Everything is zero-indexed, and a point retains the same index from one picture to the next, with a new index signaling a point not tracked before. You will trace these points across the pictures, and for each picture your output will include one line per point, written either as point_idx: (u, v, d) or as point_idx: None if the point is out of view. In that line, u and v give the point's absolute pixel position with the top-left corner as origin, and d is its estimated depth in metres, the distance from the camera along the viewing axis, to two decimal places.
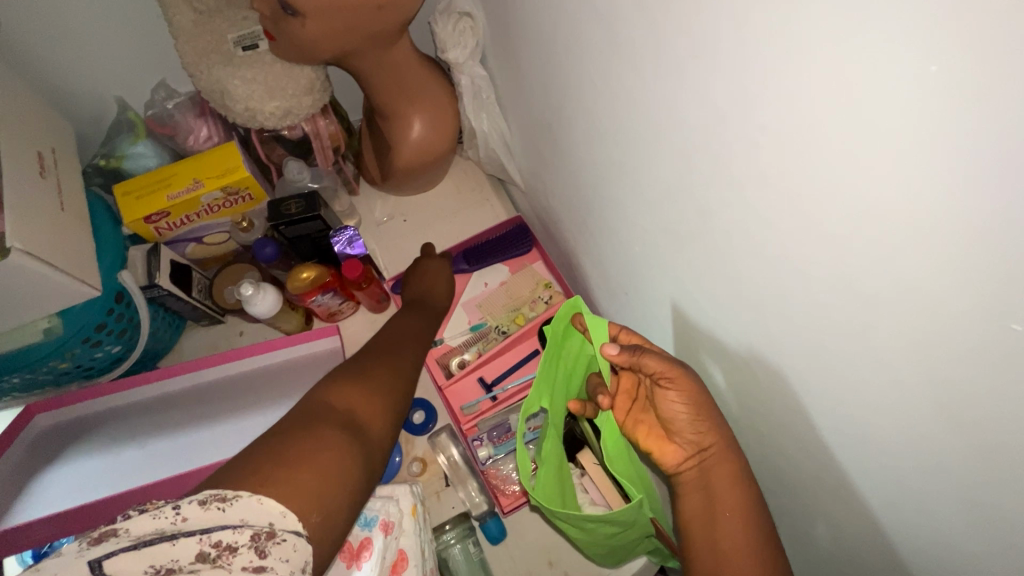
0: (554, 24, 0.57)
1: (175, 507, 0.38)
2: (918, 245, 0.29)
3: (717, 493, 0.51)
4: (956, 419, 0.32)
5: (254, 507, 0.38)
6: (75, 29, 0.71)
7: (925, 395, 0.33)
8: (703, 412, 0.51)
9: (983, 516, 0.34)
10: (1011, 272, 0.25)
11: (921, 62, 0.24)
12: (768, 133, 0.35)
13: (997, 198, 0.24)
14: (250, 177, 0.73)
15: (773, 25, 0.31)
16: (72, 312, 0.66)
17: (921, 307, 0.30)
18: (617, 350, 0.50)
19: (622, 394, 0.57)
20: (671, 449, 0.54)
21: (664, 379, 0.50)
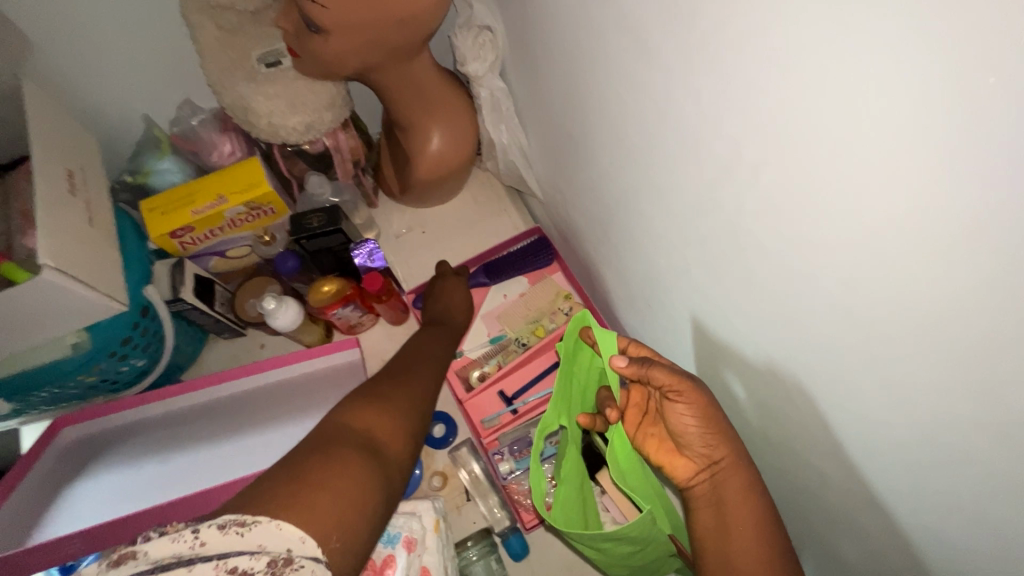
0: (574, 35, 0.56)
1: (194, 531, 0.38)
2: (962, 271, 0.27)
3: (730, 509, 0.49)
4: (1004, 451, 0.30)
5: (272, 532, 0.38)
6: (105, 51, 0.72)
7: (973, 427, 0.31)
8: (714, 424, 0.49)
9: None
10: None
11: (978, 73, 0.22)
12: (804, 151, 0.33)
13: None
14: (272, 192, 0.74)
15: (806, 34, 0.29)
16: (98, 327, 0.67)
17: (962, 332, 0.29)
18: (626, 362, 0.49)
19: (633, 408, 0.56)
20: (682, 462, 0.52)
21: (673, 392, 0.49)
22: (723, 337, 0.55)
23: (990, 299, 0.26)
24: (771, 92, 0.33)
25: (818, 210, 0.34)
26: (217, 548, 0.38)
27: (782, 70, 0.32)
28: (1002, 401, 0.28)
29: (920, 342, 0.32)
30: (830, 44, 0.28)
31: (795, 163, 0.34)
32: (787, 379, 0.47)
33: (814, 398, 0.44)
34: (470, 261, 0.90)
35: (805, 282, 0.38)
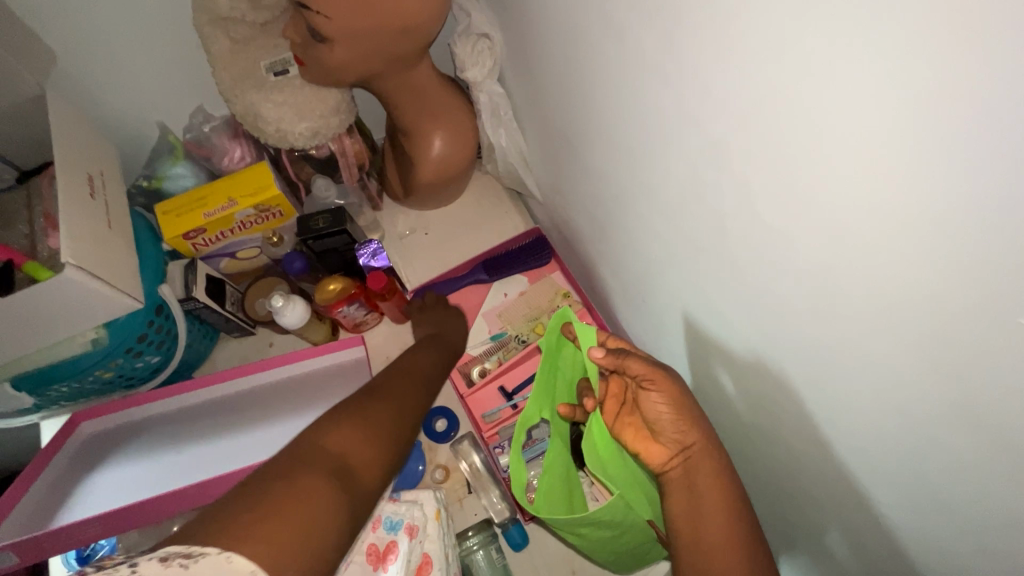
0: (567, 40, 0.59)
1: (132, 565, 0.35)
2: (920, 250, 0.29)
3: (701, 492, 0.51)
4: (967, 424, 0.32)
5: (219, 565, 0.35)
6: (123, 62, 0.76)
7: (939, 402, 0.33)
8: (685, 411, 0.51)
9: (1002, 525, 0.33)
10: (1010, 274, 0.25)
11: (914, 67, 0.25)
12: (775, 143, 0.35)
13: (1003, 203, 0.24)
14: (280, 195, 0.77)
15: (772, 33, 0.32)
16: (116, 324, 0.70)
17: (921, 309, 0.31)
18: (603, 353, 0.52)
19: (612, 399, 0.57)
20: (655, 449, 0.53)
21: (647, 380, 0.52)
22: (712, 328, 0.56)
23: (943, 276, 0.28)
24: (748, 83, 0.35)
25: (791, 198, 0.36)
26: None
27: (757, 66, 0.34)
28: (960, 377, 0.30)
29: (887, 321, 0.33)
30: (794, 41, 0.30)
31: (771, 154, 0.36)
32: (771, 368, 0.48)
33: (795, 385, 0.46)
34: (470, 260, 0.93)
35: (782, 269, 0.40)
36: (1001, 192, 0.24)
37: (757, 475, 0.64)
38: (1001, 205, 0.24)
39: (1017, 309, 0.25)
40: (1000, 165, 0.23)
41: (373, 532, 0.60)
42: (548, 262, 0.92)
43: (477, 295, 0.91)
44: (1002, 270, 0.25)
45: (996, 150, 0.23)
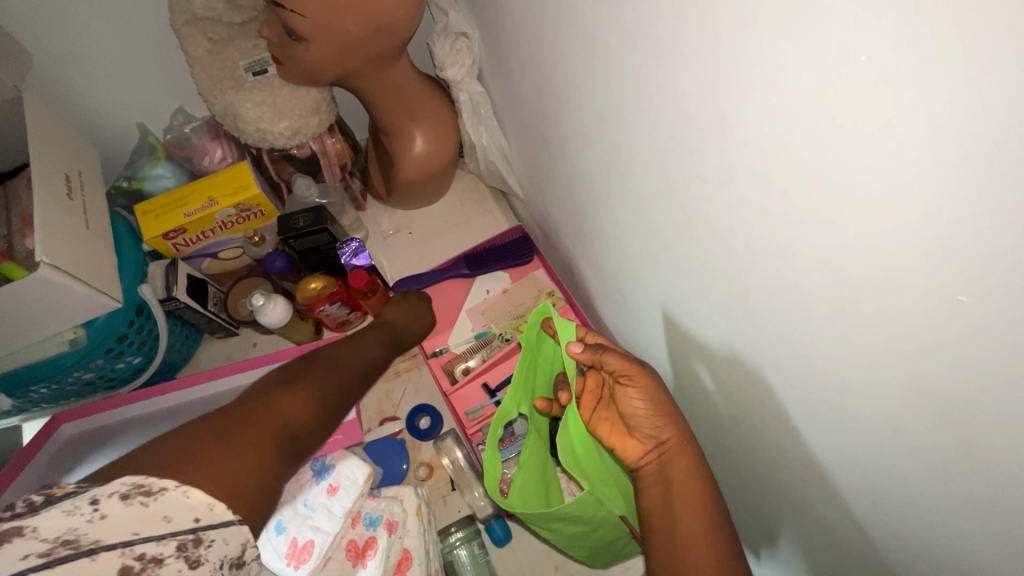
0: (541, 36, 0.60)
1: (93, 504, 0.37)
2: (870, 233, 0.29)
3: (675, 486, 0.51)
4: (923, 404, 0.32)
5: (180, 500, 0.39)
6: (102, 63, 0.76)
7: (894, 384, 0.33)
8: (662, 406, 0.51)
9: (959, 505, 0.34)
10: (955, 250, 0.25)
11: (851, 53, 0.26)
12: (733, 127, 0.36)
13: (938, 176, 0.25)
14: (260, 194, 0.77)
15: (727, 20, 0.33)
16: (95, 325, 0.70)
17: (872, 289, 0.31)
18: (581, 348, 0.51)
19: (588, 394, 0.56)
20: (631, 445, 0.53)
21: (624, 376, 0.51)
22: (686, 320, 0.57)
23: (890, 255, 0.29)
24: (709, 68, 0.36)
25: (751, 184, 0.37)
26: (120, 528, 0.37)
27: (719, 53, 0.34)
28: (913, 356, 0.31)
29: (842, 304, 0.34)
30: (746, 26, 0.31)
31: (733, 138, 0.37)
32: (742, 358, 0.49)
33: (765, 373, 0.46)
34: (453, 258, 0.93)
35: (746, 255, 0.41)
36: (935, 169, 0.25)
37: (734, 468, 0.64)
38: (932, 180, 0.25)
39: (959, 285, 0.26)
40: (932, 142, 0.24)
41: (352, 528, 0.60)
42: (531, 260, 0.92)
43: (459, 292, 0.92)
44: (942, 247, 0.26)
45: (928, 129, 0.24)
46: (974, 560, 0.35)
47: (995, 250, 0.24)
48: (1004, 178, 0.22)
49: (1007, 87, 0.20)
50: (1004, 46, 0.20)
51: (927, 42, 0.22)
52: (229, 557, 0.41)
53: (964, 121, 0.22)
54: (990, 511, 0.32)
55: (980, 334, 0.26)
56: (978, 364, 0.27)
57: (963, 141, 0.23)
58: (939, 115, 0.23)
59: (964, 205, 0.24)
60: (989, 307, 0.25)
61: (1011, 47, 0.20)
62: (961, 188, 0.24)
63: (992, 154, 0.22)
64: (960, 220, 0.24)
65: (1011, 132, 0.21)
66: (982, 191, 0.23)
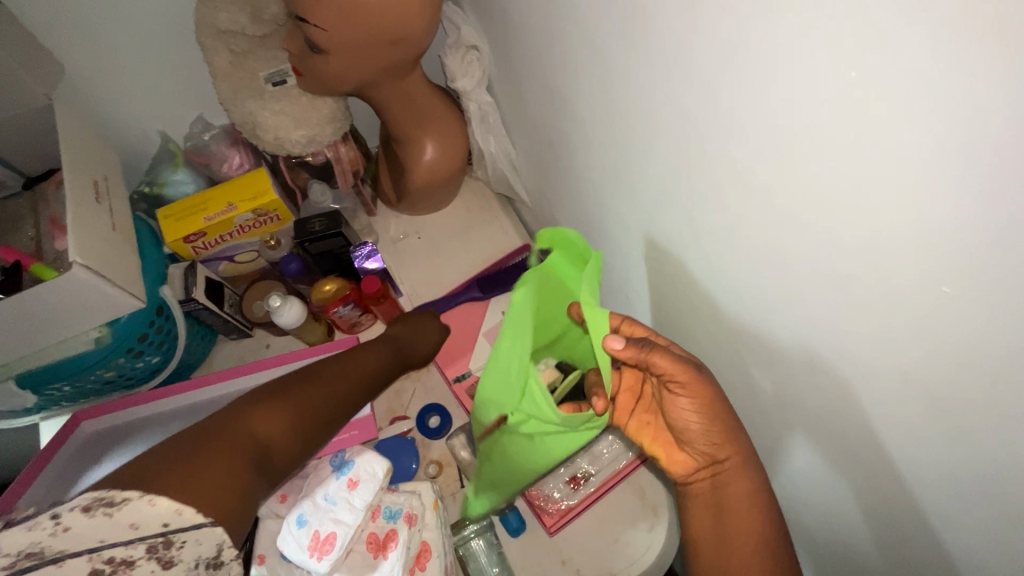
0: (549, 49, 0.63)
1: (53, 518, 0.38)
2: (870, 229, 0.33)
3: (730, 505, 0.52)
4: (919, 385, 0.35)
5: (144, 508, 0.39)
6: (130, 74, 0.80)
7: (888, 368, 0.37)
8: (719, 424, 0.51)
9: (956, 482, 0.37)
10: (954, 244, 0.28)
11: (845, 70, 0.29)
12: (738, 131, 0.39)
13: (940, 178, 0.27)
14: (278, 200, 0.80)
15: (734, 32, 0.36)
16: (119, 324, 0.72)
17: (874, 279, 0.34)
18: (622, 345, 0.48)
19: (626, 392, 0.60)
20: (680, 458, 0.56)
21: (676, 383, 0.50)
22: (690, 318, 0.60)
23: (890, 247, 0.32)
24: (711, 77, 0.39)
25: (756, 184, 0.40)
26: (84, 538, 0.38)
27: (722, 64, 0.38)
28: (912, 339, 0.34)
29: (843, 295, 0.37)
30: (753, 42, 0.35)
31: (738, 141, 0.40)
32: (749, 350, 0.52)
33: (773, 362, 0.49)
34: (467, 279, 0.96)
35: (751, 254, 0.44)
36: (926, 170, 0.28)
37: None
38: (923, 182, 0.28)
39: (943, 278, 0.30)
40: (925, 144, 0.27)
41: (373, 521, 0.63)
42: None
43: (474, 313, 0.93)
44: (935, 239, 0.29)
45: (916, 133, 0.27)
46: (971, 533, 0.38)
47: (982, 243, 0.27)
48: (990, 177, 0.25)
49: (986, 95, 0.24)
50: (988, 60, 0.23)
51: (915, 59, 0.26)
52: (204, 556, 0.41)
53: (951, 127, 0.26)
54: (985, 484, 0.34)
55: (970, 316, 0.30)
56: (970, 342, 0.30)
57: (952, 147, 0.26)
58: (931, 121, 0.27)
59: (956, 203, 0.27)
60: (971, 291, 0.29)
61: (991, 63, 0.23)
62: (954, 188, 0.27)
63: (982, 157, 0.25)
64: (953, 213, 0.28)
65: (993, 138, 0.24)
66: (968, 186, 0.26)
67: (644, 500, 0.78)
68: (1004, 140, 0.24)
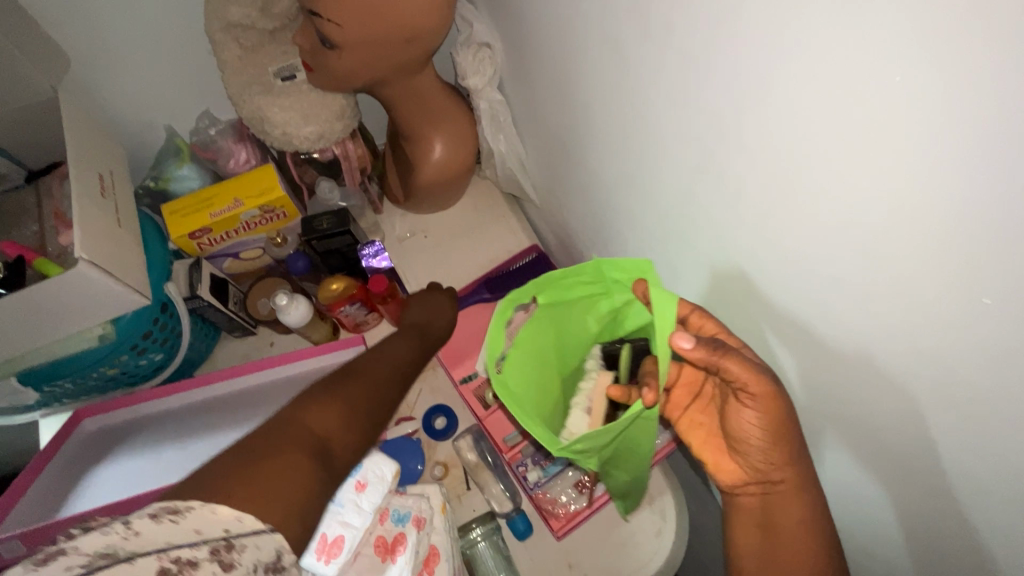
0: (563, 50, 0.63)
1: (125, 523, 0.35)
2: (910, 236, 0.32)
3: (779, 526, 0.52)
4: (955, 393, 0.35)
5: (207, 516, 0.36)
6: (135, 67, 0.78)
7: (923, 374, 0.37)
8: (782, 441, 0.49)
9: (991, 488, 0.37)
10: (1000, 253, 0.28)
11: (886, 74, 0.29)
12: (766, 135, 0.39)
13: (988, 185, 0.27)
14: (285, 196, 0.79)
15: (765, 36, 0.35)
16: (123, 321, 0.71)
17: (912, 286, 0.34)
18: (692, 344, 0.46)
19: (683, 386, 0.59)
20: (730, 466, 0.55)
21: (746, 395, 0.48)
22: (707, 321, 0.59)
23: (931, 254, 0.32)
24: (739, 78, 0.39)
25: (785, 188, 0.39)
26: (151, 540, 0.34)
27: (754, 64, 0.37)
28: (949, 349, 0.34)
29: (877, 302, 0.37)
30: (785, 44, 0.34)
31: (765, 143, 0.39)
32: (774, 351, 0.51)
33: (797, 365, 0.49)
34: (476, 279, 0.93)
35: (778, 258, 0.44)
36: (970, 175, 0.28)
37: None
38: (968, 188, 0.28)
39: (983, 289, 0.30)
40: (965, 150, 0.27)
41: (381, 524, 0.62)
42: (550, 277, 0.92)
43: (483, 314, 0.91)
44: (979, 248, 0.29)
45: (960, 138, 0.27)
46: (1008, 538, 0.38)
47: None
48: None
49: None
50: None
51: (960, 64, 0.26)
52: (264, 562, 0.37)
53: (991, 129, 0.26)
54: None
55: (1015, 326, 0.29)
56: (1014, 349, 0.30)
57: (997, 153, 0.26)
58: (978, 127, 0.26)
59: (1000, 214, 0.27)
60: (1009, 304, 0.29)
61: None
62: (1000, 198, 0.27)
63: None
64: (1000, 222, 0.27)
65: None
66: (1015, 193, 0.26)
67: (652, 504, 0.77)
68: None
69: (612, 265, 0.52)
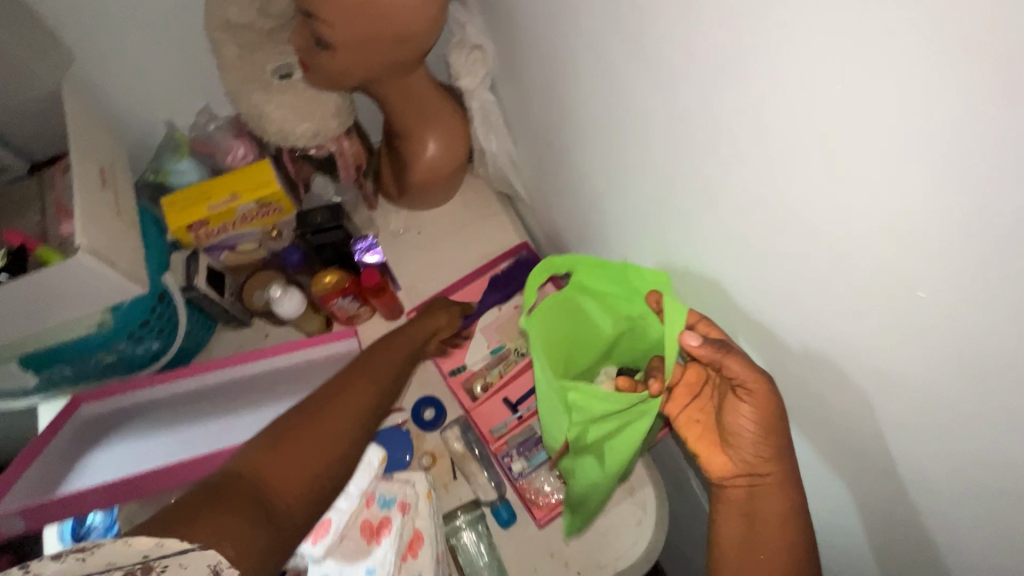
0: (551, 53, 0.65)
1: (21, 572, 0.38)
2: (861, 231, 0.35)
3: (762, 519, 0.53)
4: (903, 380, 0.37)
5: (115, 549, 0.38)
6: (138, 64, 0.81)
7: (875, 361, 0.39)
8: (772, 436, 0.50)
9: (936, 471, 0.39)
10: (937, 244, 0.31)
11: (830, 83, 0.32)
12: (732, 137, 0.42)
13: (921, 180, 0.30)
14: (281, 191, 0.81)
15: (732, 46, 0.38)
16: (121, 308, 0.73)
17: (864, 278, 0.36)
18: (699, 342, 0.48)
19: (684, 385, 0.57)
20: (721, 460, 0.55)
21: (743, 389, 0.49)
22: None
23: (879, 249, 0.34)
24: (711, 84, 0.41)
25: (750, 187, 0.42)
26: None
27: (721, 70, 0.40)
28: (896, 338, 0.36)
29: (833, 295, 0.39)
30: (747, 54, 0.37)
31: (733, 144, 0.42)
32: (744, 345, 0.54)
33: (765, 358, 0.51)
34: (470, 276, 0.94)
35: (748, 255, 0.46)
36: (904, 173, 0.31)
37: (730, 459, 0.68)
38: (904, 184, 0.31)
39: (918, 283, 0.33)
40: (896, 154, 0.30)
41: (367, 508, 0.64)
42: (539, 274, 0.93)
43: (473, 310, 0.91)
44: (918, 241, 0.32)
45: (893, 140, 0.30)
46: (957, 521, 0.40)
47: (962, 242, 0.29)
48: (961, 176, 0.28)
49: (948, 106, 0.27)
50: (953, 75, 0.26)
51: (888, 75, 0.29)
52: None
53: (921, 134, 0.29)
54: (963, 473, 0.37)
55: (951, 316, 0.32)
56: (953, 337, 0.33)
57: (927, 152, 0.29)
58: (907, 129, 0.29)
59: (936, 206, 0.30)
60: (944, 295, 0.32)
61: (959, 79, 0.26)
62: (933, 192, 0.30)
63: (957, 160, 0.28)
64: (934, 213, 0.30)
65: (961, 144, 0.27)
66: (944, 186, 0.29)
67: (633, 496, 0.80)
68: (974, 147, 0.27)
69: (636, 270, 0.55)
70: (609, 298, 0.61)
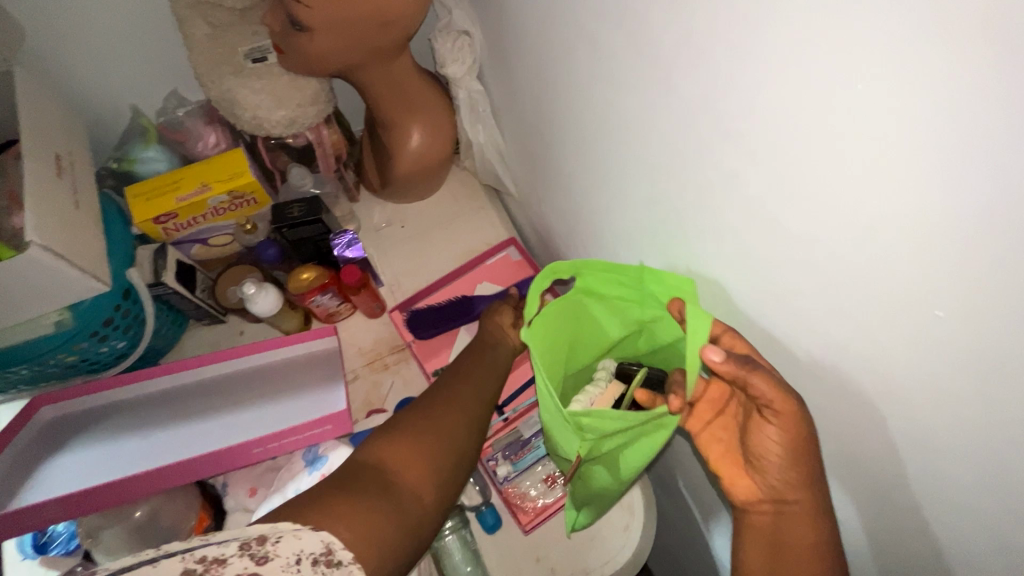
0: (541, 43, 0.62)
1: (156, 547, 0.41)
2: (874, 245, 0.32)
3: (789, 548, 0.49)
4: (911, 398, 0.36)
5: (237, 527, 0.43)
6: (97, 43, 0.75)
7: (882, 377, 0.37)
8: (801, 457, 0.47)
9: (949, 495, 0.37)
10: (959, 263, 0.28)
11: (850, 81, 0.29)
12: (734, 138, 0.39)
13: (948, 195, 0.27)
14: (255, 182, 0.77)
15: (736, 39, 0.35)
16: (82, 306, 0.69)
17: (873, 293, 0.34)
18: (723, 358, 0.46)
19: (707, 402, 0.56)
20: (745, 483, 0.53)
21: (773, 410, 0.45)
22: None
23: (894, 264, 0.32)
24: (711, 83, 0.38)
25: (753, 191, 0.39)
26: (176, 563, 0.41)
27: (722, 68, 0.37)
28: (905, 355, 0.34)
29: (841, 309, 0.37)
30: (751, 52, 0.34)
31: (735, 149, 0.39)
32: None
33: None
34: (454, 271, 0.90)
35: (748, 262, 0.44)
36: (927, 184, 0.28)
37: None
38: (925, 197, 0.28)
39: (938, 302, 0.30)
40: (920, 163, 0.27)
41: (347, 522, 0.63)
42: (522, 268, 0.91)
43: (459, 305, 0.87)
44: (945, 259, 0.29)
45: (910, 145, 0.27)
46: (964, 543, 0.38)
47: (988, 264, 0.27)
48: (989, 193, 0.25)
49: (979, 113, 0.24)
50: (981, 70, 0.23)
51: (914, 75, 0.26)
52: (311, 551, 0.42)
53: (952, 144, 0.26)
54: (974, 494, 0.35)
55: (966, 337, 0.30)
56: (970, 356, 0.30)
57: (954, 160, 0.26)
58: (933, 135, 0.26)
59: (959, 221, 0.27)
60: (964, 319, 0.30)
61: (993, 84, 0.23)
62: (957, 205, 0.27)
63: (990, 172, 0.25)
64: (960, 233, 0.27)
65: (993, 155, 0.24)
66: (978, 210, 0.26)
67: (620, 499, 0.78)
68: (1011, 158, 0.24)
69: (653, 276, 0.51)
70: (617, 299, 0.58)
